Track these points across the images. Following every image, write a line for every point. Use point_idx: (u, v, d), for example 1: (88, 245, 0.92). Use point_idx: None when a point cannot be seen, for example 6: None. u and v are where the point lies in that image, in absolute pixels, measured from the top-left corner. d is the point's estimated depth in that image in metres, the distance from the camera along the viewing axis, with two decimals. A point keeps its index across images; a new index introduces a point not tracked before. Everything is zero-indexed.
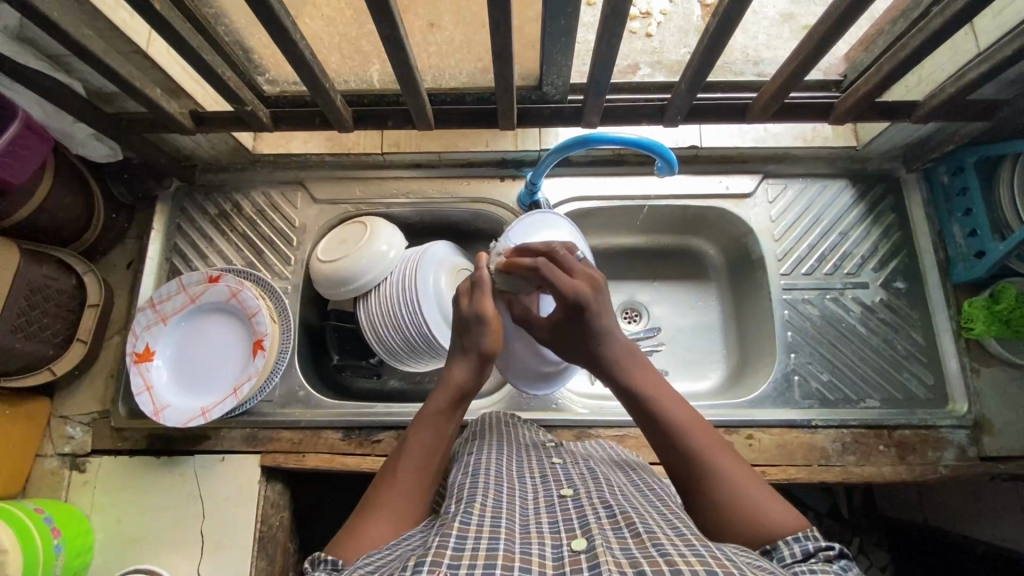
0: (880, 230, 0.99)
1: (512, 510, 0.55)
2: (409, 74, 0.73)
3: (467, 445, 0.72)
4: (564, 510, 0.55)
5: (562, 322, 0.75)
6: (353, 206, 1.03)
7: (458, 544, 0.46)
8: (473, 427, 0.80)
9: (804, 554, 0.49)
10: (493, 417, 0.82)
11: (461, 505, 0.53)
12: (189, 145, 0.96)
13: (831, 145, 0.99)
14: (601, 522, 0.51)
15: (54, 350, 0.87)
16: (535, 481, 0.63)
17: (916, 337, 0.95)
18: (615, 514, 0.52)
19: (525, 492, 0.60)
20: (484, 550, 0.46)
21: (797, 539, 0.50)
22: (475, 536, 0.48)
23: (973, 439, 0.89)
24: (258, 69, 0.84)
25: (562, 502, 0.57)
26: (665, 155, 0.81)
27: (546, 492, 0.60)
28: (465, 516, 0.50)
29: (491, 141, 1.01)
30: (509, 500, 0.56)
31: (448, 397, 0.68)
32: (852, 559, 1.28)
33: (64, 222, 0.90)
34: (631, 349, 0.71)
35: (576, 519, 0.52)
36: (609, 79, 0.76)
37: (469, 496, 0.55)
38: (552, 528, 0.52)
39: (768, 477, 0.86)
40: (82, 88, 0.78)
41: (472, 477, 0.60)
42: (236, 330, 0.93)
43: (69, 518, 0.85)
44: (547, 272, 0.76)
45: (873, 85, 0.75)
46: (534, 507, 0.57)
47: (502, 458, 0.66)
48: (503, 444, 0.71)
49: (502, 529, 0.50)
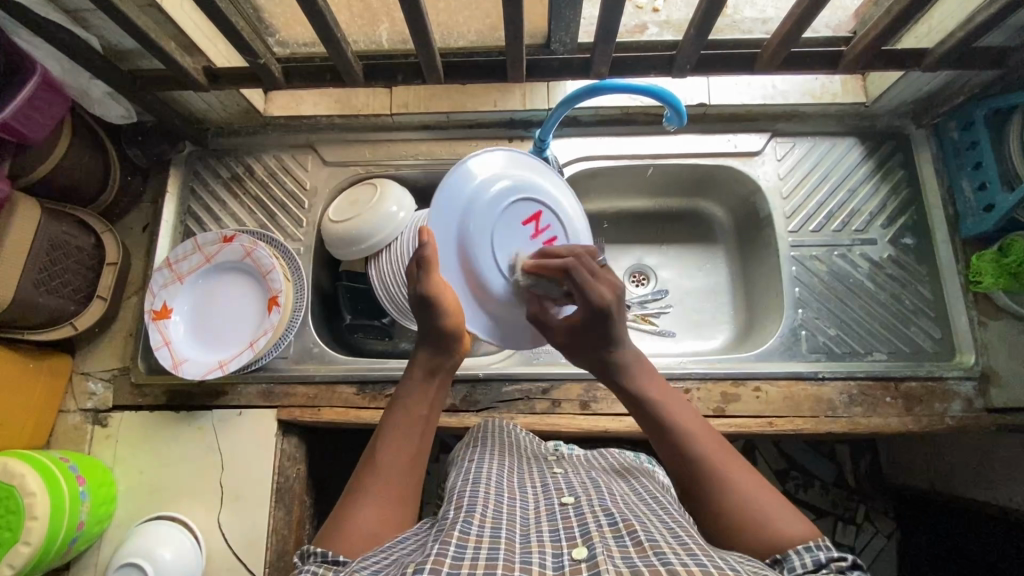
0: (889, 187, 0.99)
1: (512, 520, 0.56)
2: (420, 22, 0.73)
3: (463, 453, 0.76)
4: (566, 518, 0.56)
5: (573, 330, 0.74)
6: (363, 168, 1.04)
7: (457, 552, 0.47)
8: (472, 435, 0.83)
9: (816, 565, 0.51)
10: (492, 425, 0.84)
11: (462, 513, 0.55)
12: (202, 107, 0.97)
13: (840, 101, 0.97)
14: (602, 530, 0.52)
15: (75, 306, 0.90)
16: (537, 490, 0.65)
17: (924, 293, 0.95)
18: (616, 522, 0.54)
19: (527, 501, 0.62)
20: (485, 559, 0.47)
21: (809, 548, 0.52)
22: (475, 545, 0.49)
23: (979, 391, 0.89)
24: (268, 29, 0.85)
25: (563, 510, 0.58)
26: (675, 104, 0.81)
27: (547, 501, 0.62)
28: (466, 525, 0.52)
29: (498, 100, 1.01)
30: (509, 511, 0.58)
31: (423, 371, 0.71)
32: (857, 526, 1.31)
33: (82, 181, 0.91)
34: (642, 365, 0.74)
35: (578, 527, 0.54)
36: (617, 29, 0.76)
37: (469, 505, 0.57)
38: (553, 537, 0.52)
39: (775, 427, 0.88)
40: (97, 44, 0.79)
41: (472, 486, 0.62)
42: (246, 298, 0.94)
43: (94, 469, 0.87)
44: (578, 275, 0.72)
45: (882, 29, 0.75)
46: (535, 516, 0.58)
47: (505, 471, 0.68)
48: (502, 453, 0.74)
49: (501, 539, 0.51)
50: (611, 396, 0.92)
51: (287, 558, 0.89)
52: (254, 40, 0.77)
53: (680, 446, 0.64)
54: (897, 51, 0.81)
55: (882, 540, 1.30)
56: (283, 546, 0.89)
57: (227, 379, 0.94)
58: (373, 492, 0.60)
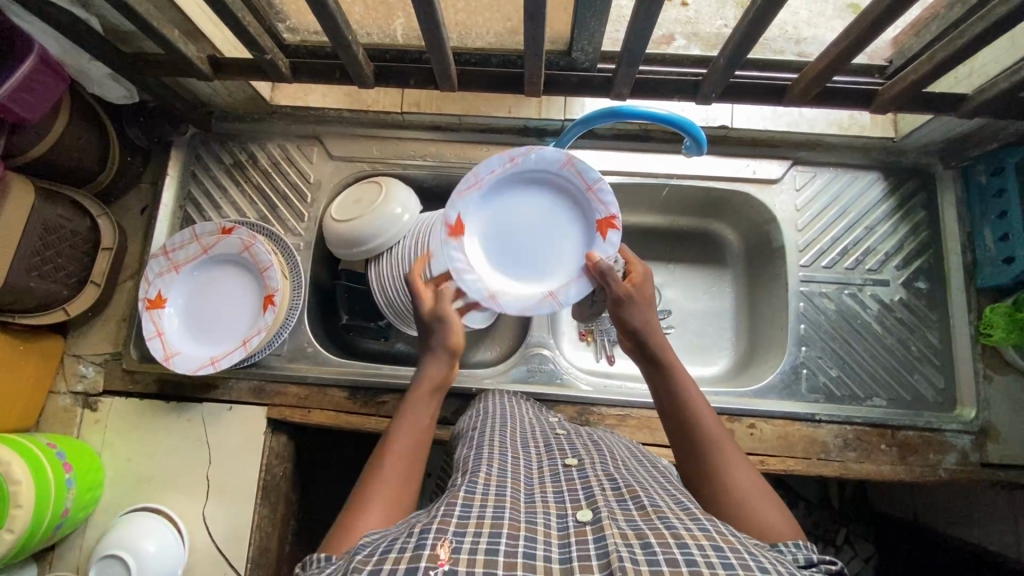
0: (908, 228, 0.96)
1: (517, 479, 0.54)
2: (435, 28, 0.69)
3: (468, 421, 0.74)
4: (569, 480, 0.54)
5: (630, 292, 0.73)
6: (369, 165, 1.01)
7: (464, 511, 0.46)
8: (478, 399, 0.83)
9: (805, 562, 0.47)
10: (498, 392, 0.83)
11: (467, 476, 0.53)
12: (206, 91, 0.94)
13: (868, 134, 0.94)
14: (606, 493, 0.51)
15: (68, 290, 0.88)
16: (540, 449, 0.64)
17: (931, 339, 0.93)
18: (619, 487, 0.52)
19: (530, 460, 0.60)
20: (490, 518, 0.45)
21: (796, 544, 0.48)
22: (480, 504, 0.47)
23: (976, 446, 0.88)
24: (278, 15, 0.80)
25: (567, 471, 0.56)
26: (694, 132, 0.79)
27: (551, 460, 0.60)
28: (471, 486, 0.50)
29: (513, 107, 0.98)
30: (512, 470, 0.56)
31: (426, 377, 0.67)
32: (837, 548, 1.27)
33: (80, 162, 0.89)
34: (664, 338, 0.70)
35: (581, 489, 0.52)
36: (643, 50, 0.72)
37: (474, 467, 0.55)
38: (558, 498, 0.51)
39: (766, 467, 0.87)
40: (98, 23, 0.76)
41: (476, 449, 0.60)
42: (246, 288, 0.93)
43: (81, 454, 0.87)
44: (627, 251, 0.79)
45: (923, 74, 0.71)
46: (539, 476, 0.56)
47: (509, 431, 0.67)
48: (504, 415, 0.72)
49: (507, 498, 0.49)
50: (603, 421, 0.91)
51: (269, 555, 0.90)
52: (262, 33, 0.74)
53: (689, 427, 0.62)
54: (934, 93, 0.77)
55: (859, 564, 1.26)
56: (266, 543, 0.90)
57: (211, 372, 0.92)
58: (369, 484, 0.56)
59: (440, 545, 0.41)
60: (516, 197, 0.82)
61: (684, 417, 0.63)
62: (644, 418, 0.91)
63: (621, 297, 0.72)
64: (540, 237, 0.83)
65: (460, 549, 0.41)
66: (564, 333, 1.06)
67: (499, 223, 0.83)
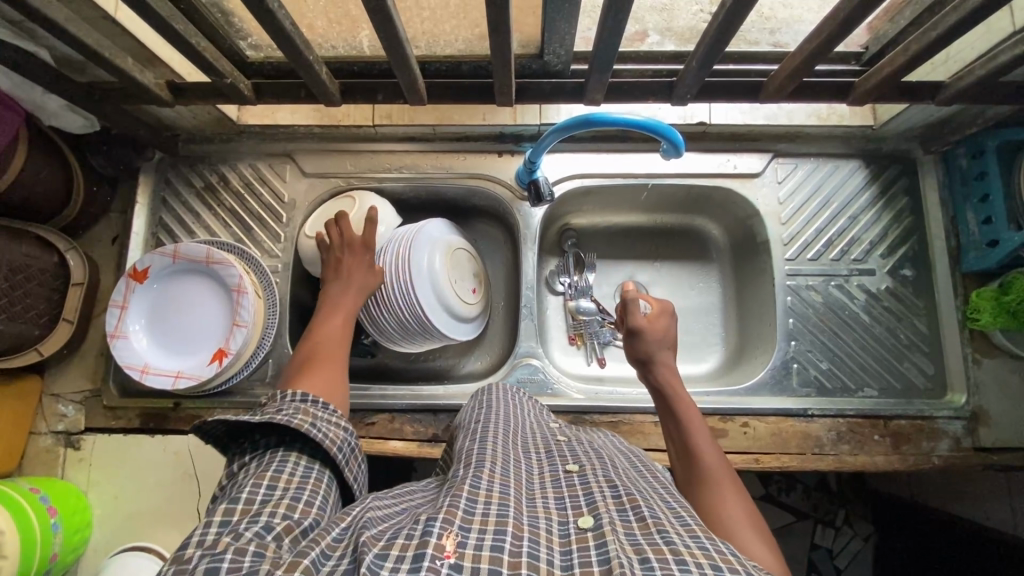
0: (891, 215, 0.96)
1: (519, 481, 0.53)
2: (398, 44, 0.67)
3: (467, 416, 0.73)
4: (569, 487, 0.52)
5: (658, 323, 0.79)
6: (344, 180, 0.99)
7: (469, 505, 0.45)
8: (472, 399, 0.81)
9: None
10: (499, 389, 0.81)
11: (471, 470, 0.51)
12: (171, 116, 0.91)
13: (847, 124, 0.93)
14: (606, 501, 0.49)
15: (40, 330, 0.86)
16: (541, 455, 0.62)
17: (919, 326, 0.93)
18: (620, 494, 0.50)
19: (530, 465, 0.58)
20: (495, 516, 0.44)
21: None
22: (486, 501, 0.46)
23: (968, 431, 0.88)
24: (239, 33, 0.77)
25: (567, 478, 0.54)
26: (670, 136, 0.77)
27: (552, 466, 0.58)
28: (476, 480, 0.48)
29: (486, 114, 0.95)
30: (516, 471, 0.54)
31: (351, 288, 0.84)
32: (837, 530, 1.28)
33: (43, 197, 0.86)
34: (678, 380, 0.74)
35: (582, 496, 0.50)
36: (612, 56, 0.70)
37: (479, 461, 0.53)
38: (558, 504, 0.49)
39: (760, 465, 0.87)
40: (48, 55, 0.73)
41: (480, 445, 0.58)
42: (215, 306, 0.90)
43: (65, 495, 0.85)
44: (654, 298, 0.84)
45: (898, 65, 0.70)
46: (540, 482, 0.54)
47: (510, 432, 0.65)
48: (506, 413, 0.71)
49: (511, 496, 0.48)
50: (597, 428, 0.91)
51: None
52: (219, 57, 0.71)
53: (688, 452, 0.64)
54: (912, 82, 0.76)
55: (858, 543, 1.27)
56: None
57: (166, 403, 0.92)
58: (319, 361, 0.70)
59: (446, 536, 0.41)
60: (436, 249, 0.94)
61: (686, 443, 0.65)
62: (637, 423, 0.91)
63: (643, 329, 0.78)
64: (460, 277, 0.97)
65: (466, 543, 0.41)
66: (553, 339, 1.06)
67: (450, 278, 0.95)
